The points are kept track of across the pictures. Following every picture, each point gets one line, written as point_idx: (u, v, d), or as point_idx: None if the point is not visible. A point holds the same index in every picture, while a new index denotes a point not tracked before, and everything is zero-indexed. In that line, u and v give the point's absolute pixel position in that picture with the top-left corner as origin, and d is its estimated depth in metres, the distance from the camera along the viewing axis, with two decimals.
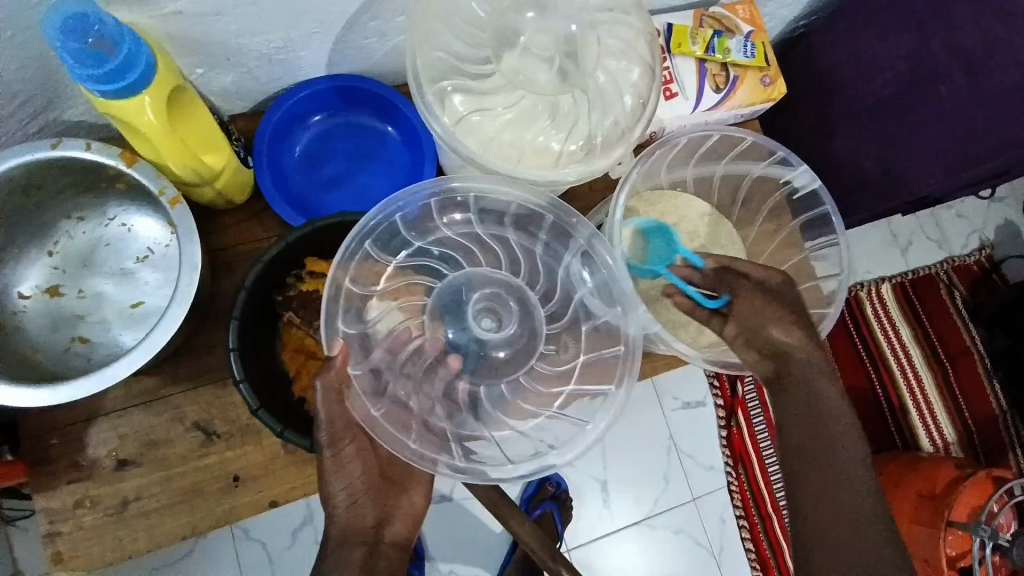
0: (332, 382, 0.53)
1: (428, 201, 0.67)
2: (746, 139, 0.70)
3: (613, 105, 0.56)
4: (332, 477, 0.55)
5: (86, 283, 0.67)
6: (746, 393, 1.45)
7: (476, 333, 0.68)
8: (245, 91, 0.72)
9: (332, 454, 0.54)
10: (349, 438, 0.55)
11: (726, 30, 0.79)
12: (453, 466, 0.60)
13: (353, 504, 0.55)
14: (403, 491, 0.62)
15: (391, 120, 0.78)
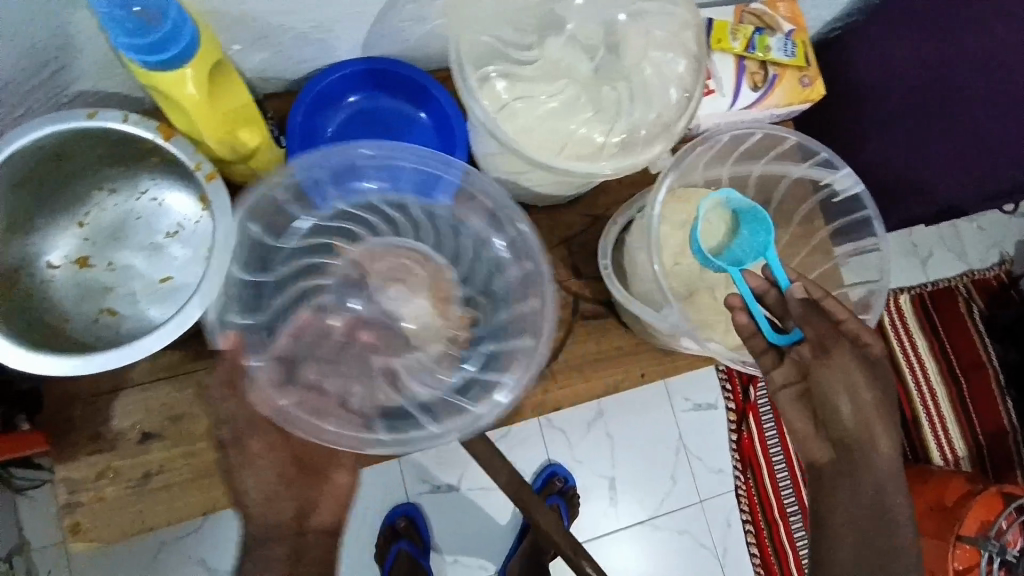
0: (223, 377, 0.61)
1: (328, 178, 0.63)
2: (789, 139, 0.69)
3: (657, 99, 0.55)
4: (240, 474, 0.63)
5: (115, 256, 0.67)
6: (757, 397, 1.45)
7: (387, 305, 0.67)
8: (280, 70, 0.71)
9: (236, 450, 0.63)
10: (248, 434, 0.62)
11: (767, 28, 0.78)
12: (380, 443, 0.57)
13: (266, 497, 0.63)
14: (322, 474, 0.65)
15: (423, 106, 0.77)
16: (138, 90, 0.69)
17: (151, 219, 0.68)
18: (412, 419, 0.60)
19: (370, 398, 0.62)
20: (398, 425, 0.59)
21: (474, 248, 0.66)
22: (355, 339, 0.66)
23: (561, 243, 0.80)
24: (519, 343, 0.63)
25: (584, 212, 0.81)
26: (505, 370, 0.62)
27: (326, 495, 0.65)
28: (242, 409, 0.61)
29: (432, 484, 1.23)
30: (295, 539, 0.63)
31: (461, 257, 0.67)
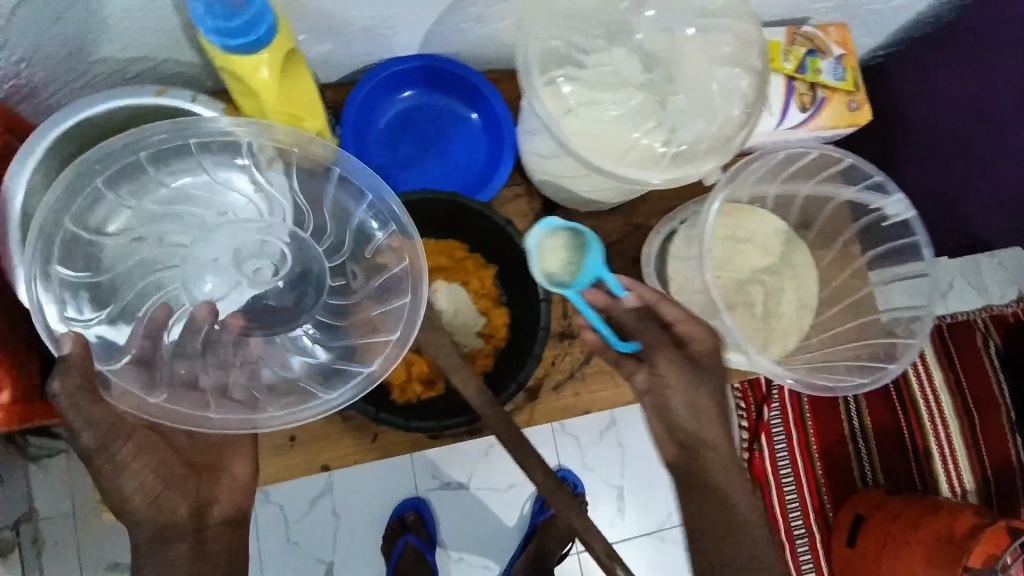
0: (75, 381, 0.51)
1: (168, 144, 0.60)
2: (844, 162, 0.70)
3: (718, 113, 0.56)
4: (113, 478, 0.53)
5: (165, 231, 0.67)
6: (771, 417, 1.44)
7: (256, 287, 0.66)
8: (339, 62, 0.72)
9: (104, 458, 0.52)
10: (122, 437, 0.53)
11: (819, 51, 0.78)
12: (270, 419, 0.61)
13: (155, 499, 0.55)
14: (217, 470, 0.60)
15: (474, 106, 0.78)
16: (200, 72, 0.71)
17: (211, 199, 0.67)
18: (299, 396, 0.64)
19: (251, 382, 0.64)
20: (288, 402, 0.63)
21: (353, 238, 0.68)
22: (221, 326, 0.65)
23: (600, 249, 0.81)
24: (384, 325, 0.66)
25: (624, 220, 0.82)
26: (367, 347, 0.66)
27: (224, 488, 0.60)
28: (111, 412, 0.52)
29: (443, 481, 1.21)
30: (197, 536, 0.56)
31: (326, 234, 0.68)
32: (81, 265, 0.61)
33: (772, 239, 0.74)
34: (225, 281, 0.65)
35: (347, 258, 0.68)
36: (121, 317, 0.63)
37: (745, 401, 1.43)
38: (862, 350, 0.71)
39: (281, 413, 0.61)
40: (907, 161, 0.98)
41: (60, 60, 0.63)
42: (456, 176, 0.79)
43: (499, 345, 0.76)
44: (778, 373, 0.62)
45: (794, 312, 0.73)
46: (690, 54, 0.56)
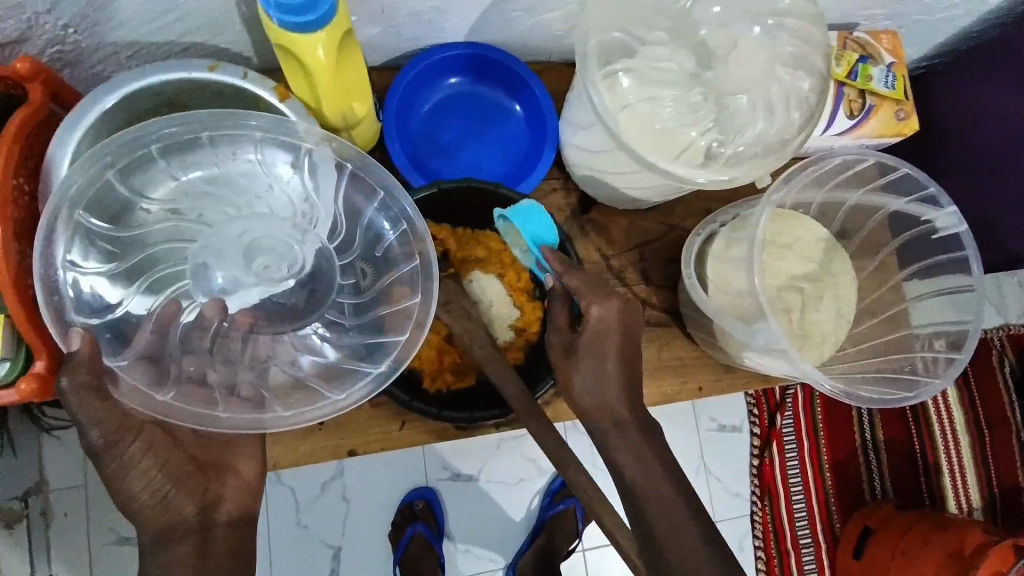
0: (82, 378, 0.51)
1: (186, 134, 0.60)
2: (899, 170, 0.69)
3: (778, 115, 0.55)
4: (121, 476, 0.55)
5: (202, 207, 0.65)
6: (783, 425, 1.44)
7: (269, 284, 0.60)
8: (386, 46, 0.72)
9: (113, 455, 0.54)
10: (129, 437, 0.54)
11: (870, 58, 0.77)
12: (279, 418, 0.60)
13: (162, 498, 0.56)
14: (223, 469, 0.62)
15: (518, 97, 0.77)
16: (246, 49, 0.70)
17: (254, 181, 0.65)
18: (308, 395, 0.63)
19: (259, 381, 0.63)
20: (297, 402, 0.62)
21: (364, 237, 0.66)
22: (231, 323, 0.62)
23: (635, 248, 0.80)
24: (394, 326, 0.65)
25: (661, 220, 0.81)
26: (378, 345, 0.65)
27: (230, 488, 0.61)
28: (116, 410, 0.53)
29: (453, 472, 1.21)
30: (203, 535, 0.57)
31: (338, 233, 0.66)
32: (104, 258, 0.60)
33: (813, 246, 0.73)
34: (237, 276, 0.60)
35: (357, 256, 0.66)
36: (149, 290, 0.62)
37: (758, 408, 1.42)
38: (899, 362, 0.70)
39: (291, 413, 0.61)
40: (946, 175, 0.97)
41: (109, 30, 0.62)
42: (495, 167, 0.78)
43: (532, 339, 0.75)
44: (819, 380, 0.61)
45: (832, 321, 0.72)
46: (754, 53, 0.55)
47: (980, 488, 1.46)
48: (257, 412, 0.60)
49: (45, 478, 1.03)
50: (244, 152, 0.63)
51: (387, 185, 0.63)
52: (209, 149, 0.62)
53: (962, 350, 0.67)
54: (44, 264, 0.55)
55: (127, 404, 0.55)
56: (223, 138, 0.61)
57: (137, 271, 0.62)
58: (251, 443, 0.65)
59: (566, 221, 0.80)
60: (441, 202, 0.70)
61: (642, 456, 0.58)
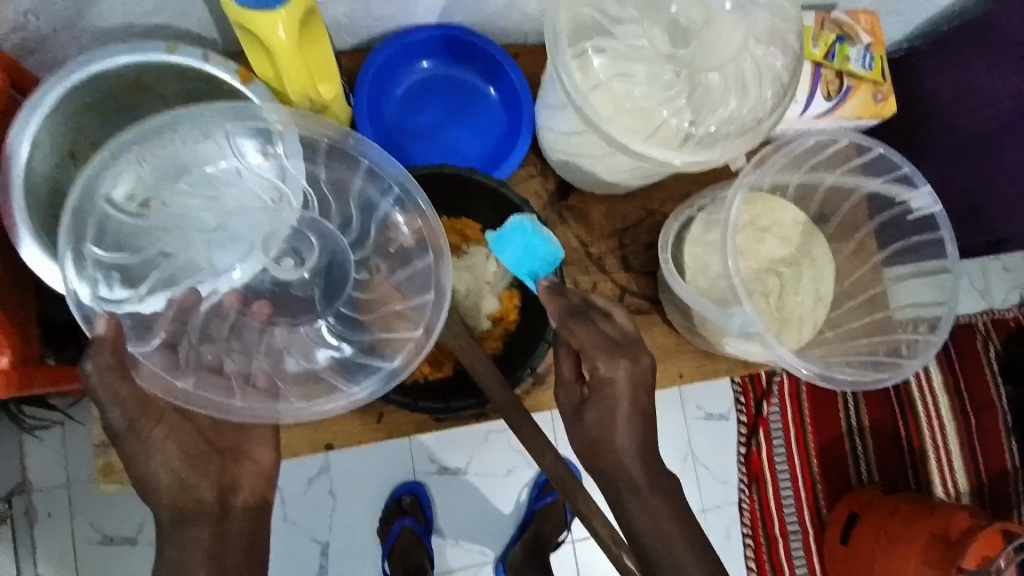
0: (108, 359, 0.50)
1: (174, 124, 0.57)
2: (873, 150, 0.68)
3: (751, 94, 0.55)
4: (142, 457, 0.53)
5: (169, 196, 0.62)
6: (770, 412, 1.44)
7: (280, 276, 0.65)
8: (356, 28, 0.70)
9: (133, 437, 0.52)
10: (150, 418, 0.52)
11: (848, 38, 0.77)
12: (293, 408, 0.59)
13: (184, 481, 0.55)
14: (239, 455, 0.60)
15: (493, 81, 0.76)
16: (211, 32, 0.69)
17: (226, 172, 0.63)
18: (324, 388, 0.61)
19: (274, 371, 0.63)
20: (315, 393, 0.60)
21: (378, 231, 0.66)
22: (249, 313, 0.65)
23: (614, 234, 0.80)
24: (408, 320, 0.64)
25: (641, 205, 0.80)
26: (389, 341, 0.63)
27: (247, 473, 0.60)
28: (137, 390, 0.51)
29: (440, 465, 1.20)
30: (219, 517, 0.56)
31: (352, 227, 0.66)
32: (112, 243, 0.58)
33: (791, 229, 0.73)
34: (250, 262, 0.65)
35: (370, 252, 0.67)
36: (158, 287, 0.61)
37: (745, 396, 1.42)
38: (879, 344, 0.70)
39: (305, 403, 0.59)
40: (930, 159, 0.96)
41: (70, 14, 0.60)
42: (473, 153, 0.77)
43: (511, 327, 0.73)
44: (795, 364, 0.60)
45: (811, 304, 0.72)
46: (731, 29, 0.52)
47: (965, 470, 1.47)
48: (271, 402, 0.59)
49: (29, 479, 1.01)
50: (229, 141, 0.61)
51: (406, 182, 0.61)
52: (192, 142, 0.60)
53: (938, 332, 0.66)
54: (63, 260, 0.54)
55: (150, 390, 0.54)
56: (200, 129, 0.59)
57: (136, 270, 0.60)
58: (266, 431, 0.64)
59: (544, 207, 0.79)
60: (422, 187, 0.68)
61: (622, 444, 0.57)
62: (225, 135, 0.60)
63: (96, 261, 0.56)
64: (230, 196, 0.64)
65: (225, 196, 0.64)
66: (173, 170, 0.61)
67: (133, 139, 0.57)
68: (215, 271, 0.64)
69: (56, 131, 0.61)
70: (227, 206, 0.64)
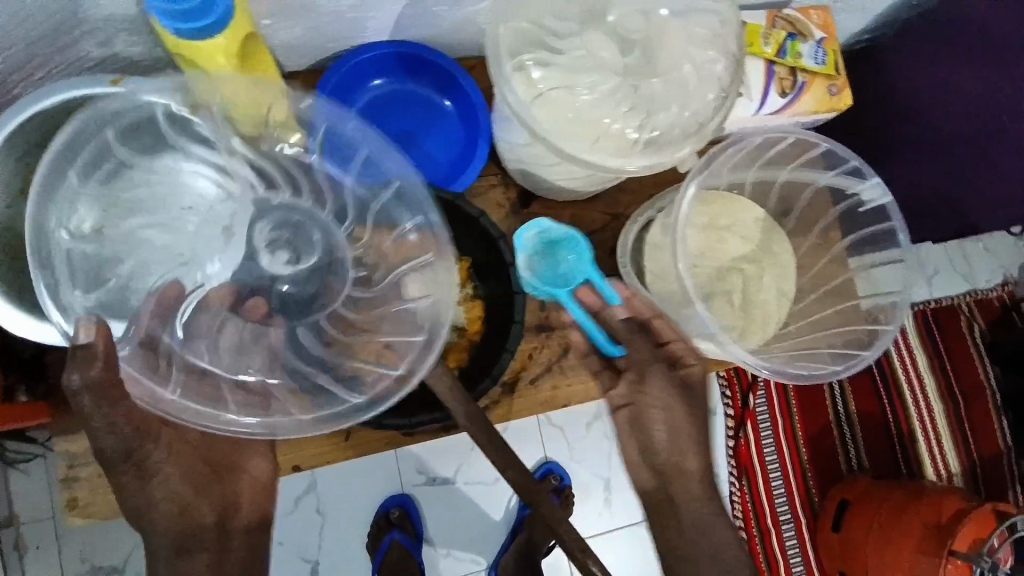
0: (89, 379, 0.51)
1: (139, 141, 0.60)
2: (820, 145, 0.70)
3: (694, 97, 0.55)
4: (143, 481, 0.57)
5: (123, 224, 0.62)
6: (757, 405, 1.44)
7: (276, 270, 0.69)
8: (308, 49, 0.71)
9: (132, 465, 0.57)
10: (149, 440, 0.57)
11: (799, 34, 0.77)
12: (291, 424, 0.59)
13: (183, 504, 0.59)
14: (235, 469, 0.64)
15: (448, 94, 0.76)
16: (163, 61, 0.69)
17: (182, 193, 0.65)
18: (324, 396, 0.62)
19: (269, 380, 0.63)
20: (298, 400, 0.61)
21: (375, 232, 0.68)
22: (245, 311, 0.67)
23: (577, 240, 0.80)
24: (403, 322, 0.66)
25: (604, 210, 0.80)
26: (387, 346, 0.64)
27: (246, 488, 0.64)
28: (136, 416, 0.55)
29: (428, 476, 1.20)
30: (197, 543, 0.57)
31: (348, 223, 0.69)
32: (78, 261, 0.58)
33: (752, 226, 0.73)
34: (229, 259, 0.68)
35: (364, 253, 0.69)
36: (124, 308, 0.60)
37: (730, 390, 1.42)
38: (842, 337, 0.70)
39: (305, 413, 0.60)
40: (895, 149, 0.97)
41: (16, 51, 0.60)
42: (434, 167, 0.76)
43: (474, 339, 0.73)
44: (755, 361, 0.61)
45: (774, 301, 0.72)
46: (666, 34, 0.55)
47: (956, 453, 1.48)
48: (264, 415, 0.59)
49: (14, 511, 1.00)
50: (189, 161, 0.64)
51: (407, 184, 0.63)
52: (151, 163, 0.62)
53: (892, 321, 0.68)
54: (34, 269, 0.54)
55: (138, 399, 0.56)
56: (163, 148, 0.62)
57: (100, 291, 0.59)
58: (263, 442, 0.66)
59: (506, 217, 0.79)
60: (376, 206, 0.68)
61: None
62: (185, 154, 0.63)
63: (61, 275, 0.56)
64: (190, 218, 0.66)
65: (184, 218, 0.66)
66: (129, 195, 0.62)
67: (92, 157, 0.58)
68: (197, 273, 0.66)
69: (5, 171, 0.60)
70: (187, 227, 0.66)
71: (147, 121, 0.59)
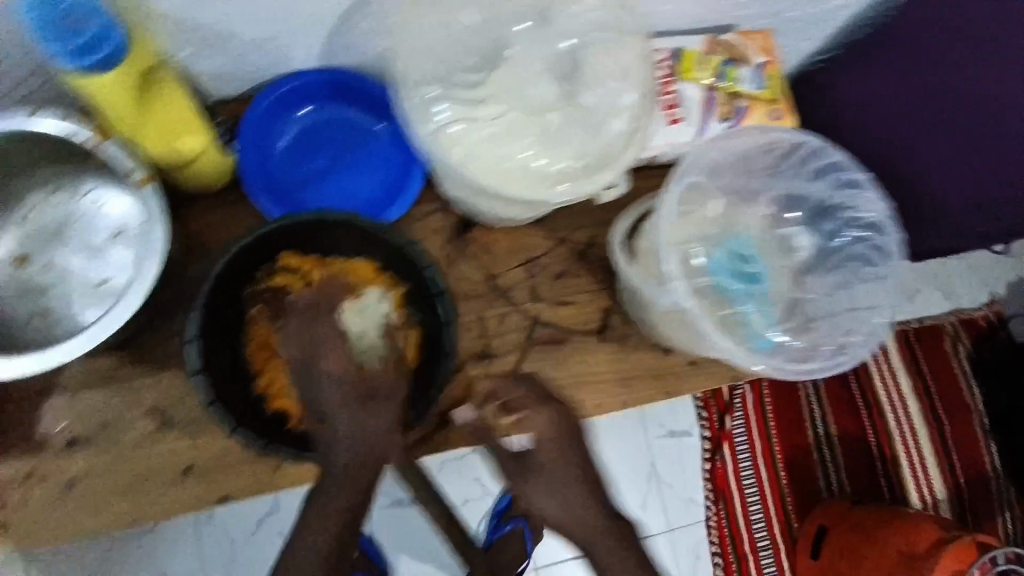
0: None
1: (58, 197, 0.67)
2: None
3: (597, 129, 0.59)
4: (156, 471, 0.67)
5: (53, 256, 0.67)
6: (734, 426, 1.43)
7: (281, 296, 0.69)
8: (237, 77, 0.71)
9: (159, 444, 0.67)
10: (171, 430, 0.67)
11: (737, 60, 0.76)
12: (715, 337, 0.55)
13: (176, 501, 0.67)
14: (238, 479, 0.67)
15: (383, 117, 0.75)
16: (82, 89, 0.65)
17: (93, 224, 0.67)
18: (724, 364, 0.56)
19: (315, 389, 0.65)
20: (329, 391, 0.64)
21: (419, 254, 0.69)
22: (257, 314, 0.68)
23: (519, 264, 0.80)
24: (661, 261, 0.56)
25: (548, 234, 0.81)
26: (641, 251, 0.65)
27: (237, 495, 0.68)
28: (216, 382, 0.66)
29: (396, 498, 1.24)
30: None
31: (398, 241, 0.69)
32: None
33: None
34: (115, 287, 0.67)
35: (372, 275, 0.73)
36: (33, 343, 0.64)
37: (708, 410, 1.42)
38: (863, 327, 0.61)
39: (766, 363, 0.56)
40: None
41: None
42: (365, 194, 0.75)
43: (410, 367, 0.72)
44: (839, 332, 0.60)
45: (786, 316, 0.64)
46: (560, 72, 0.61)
47: (940, 476, 1.43)
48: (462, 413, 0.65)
49: None
50: (100, 193, 0.67)
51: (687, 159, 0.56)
52: (76, 200, 0.67)
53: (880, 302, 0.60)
54: None
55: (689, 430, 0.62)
56: (76, 189, 0.67)
57: (13, 323, 0.65)
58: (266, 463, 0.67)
59: (446, 242, 0.78)
60: (300, 234, 0.68)
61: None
62: (93, 197, 0.67)
63: None
64: (109, 249, 0.68)
65: (107, 249, 0.67)
66: (53, 229, 0.67)
67: (22, 205, 0.67)
68: (89, 304, 0.66)
69: None
70: (108, 263, 0.67)
71: (58, 154, 0.62)
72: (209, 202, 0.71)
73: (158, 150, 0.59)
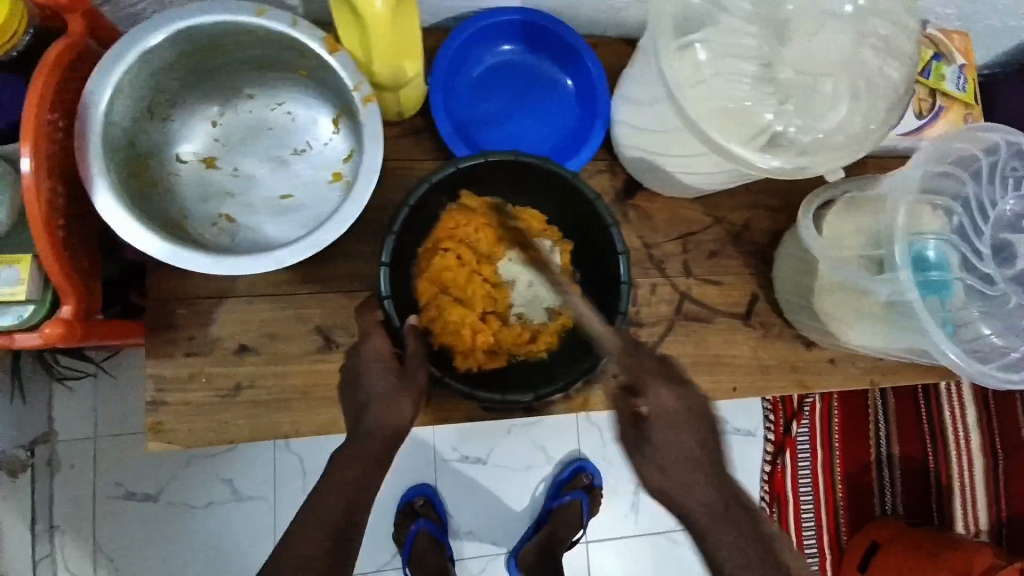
0: None
1: (253, 103, 0.67)
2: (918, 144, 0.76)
3: (862, 102, 0.53)
4: (316, 387, 0.67)
5: (240, 162, 0.67)
6: (799, 432, 1.27)
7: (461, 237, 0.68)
8: (435, 7, 0.69)
9: (323, 362, 0.68)
10: (334, 350, 0.68)
11: (944, 56, 0.74)
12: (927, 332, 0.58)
13: (332, 419, 0.67)
14: None
15: (570, 71, 0.74)
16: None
17: (284, 135, 0.67)
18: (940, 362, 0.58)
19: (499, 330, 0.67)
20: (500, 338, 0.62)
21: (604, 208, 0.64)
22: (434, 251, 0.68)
23: (676, 237, 0.78)
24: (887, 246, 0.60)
25: (707, 210, 0.79)
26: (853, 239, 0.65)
27: None
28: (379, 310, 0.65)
29: (462, 454, 1.11)
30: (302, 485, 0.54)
31: (586, 191, 0.64)
32: (182, 194, 0.65)
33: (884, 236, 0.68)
34: (299, 202, 0.66)
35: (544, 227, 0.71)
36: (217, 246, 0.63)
37: (775, 413, 1.26)
38: None
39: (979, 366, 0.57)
40: None
41: None
42: (540, 144, 0.73)
43: (567, 325, 0.70)
44: None
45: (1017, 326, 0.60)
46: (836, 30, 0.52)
47: (988, 508, 1.27)
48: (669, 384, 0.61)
49: (49, 425, 0.97)
50: (295, 105, 0.67)
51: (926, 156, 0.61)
52: (271, 108, 0.67)
53: None
54: (149, 197, 0.61)
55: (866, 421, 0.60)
56: (271, 97, 0.67)
57: (201, 223, 0.64)
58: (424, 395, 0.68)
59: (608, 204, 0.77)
60: (485, 172, 0.65)
61: (697, 450, 0.55)
62: (287, 109, 0.67)
63: (168, 211, 0.63)
64: (295, 162, 0.67)
65: (294, 162, 0.67)
66: (243, 134, 0.67)
67: (219, 106, 0.66)
68: (271, 215, 0.66)
69: (138, 84, 0.58)
70: (294, 176, 0.67)
71: (275, 56, 0.62)
72: (390, 131, 0.70)
73: (386, 69, 0.58)
